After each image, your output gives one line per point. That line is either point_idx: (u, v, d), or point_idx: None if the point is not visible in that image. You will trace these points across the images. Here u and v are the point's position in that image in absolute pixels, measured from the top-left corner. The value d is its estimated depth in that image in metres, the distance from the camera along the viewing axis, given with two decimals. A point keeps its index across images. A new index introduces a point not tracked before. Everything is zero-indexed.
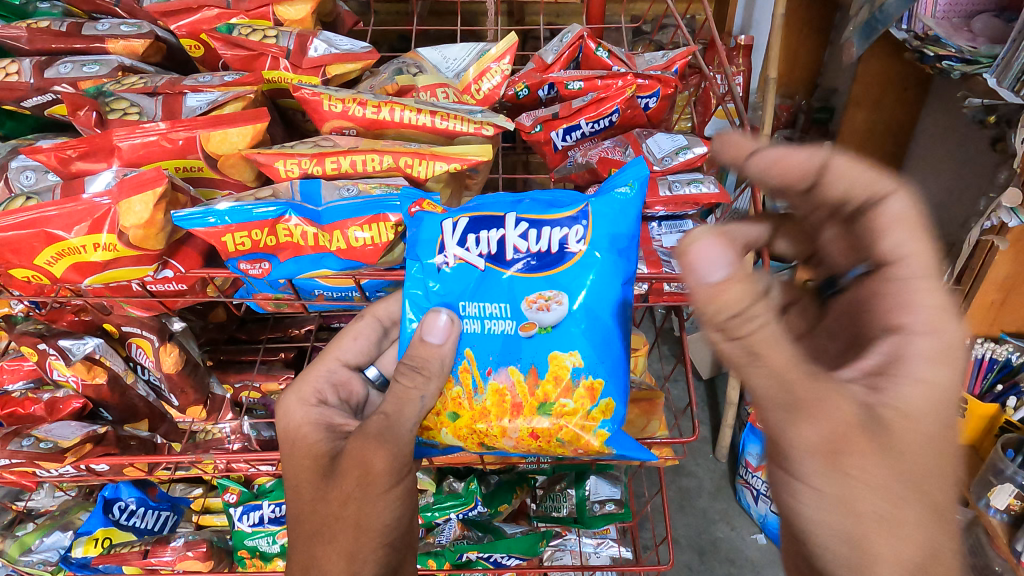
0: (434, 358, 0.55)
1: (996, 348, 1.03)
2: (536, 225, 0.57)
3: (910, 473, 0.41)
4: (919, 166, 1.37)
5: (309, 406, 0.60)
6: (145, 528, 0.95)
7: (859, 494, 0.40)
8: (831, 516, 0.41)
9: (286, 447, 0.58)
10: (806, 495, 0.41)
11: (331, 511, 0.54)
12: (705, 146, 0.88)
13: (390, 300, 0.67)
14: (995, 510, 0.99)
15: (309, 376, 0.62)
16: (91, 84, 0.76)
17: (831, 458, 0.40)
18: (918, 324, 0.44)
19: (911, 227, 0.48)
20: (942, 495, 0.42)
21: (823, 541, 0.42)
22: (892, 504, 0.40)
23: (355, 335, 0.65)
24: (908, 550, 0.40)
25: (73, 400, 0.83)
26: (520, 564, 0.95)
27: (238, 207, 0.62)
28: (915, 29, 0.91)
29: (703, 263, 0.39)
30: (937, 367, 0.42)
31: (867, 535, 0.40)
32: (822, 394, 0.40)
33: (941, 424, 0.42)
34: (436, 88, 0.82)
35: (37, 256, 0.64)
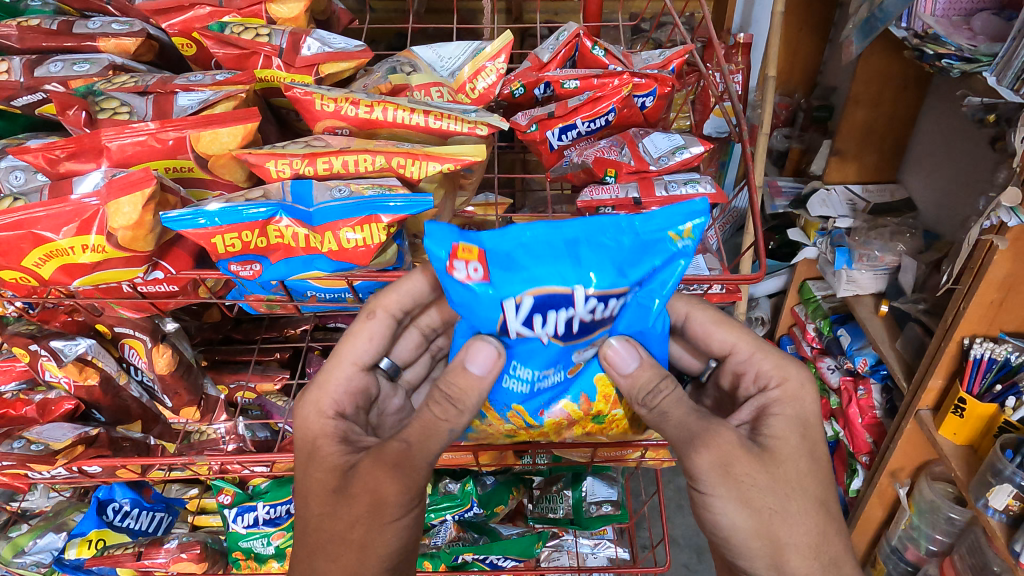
0: (471, 391, 0.52)
1: (994, 348, 0.99)
2: (606, 299, 0.51)
3: (793, 477, 0.53)
4: (919, 166, 1.36)
5: (326, 418, 0.59)
6: (138, 530, 0.93)
7: (758, 497, 0.51)
8: (745, 517, 0.51)
9: (304, 461, 0.58)
10: (722, 504, 0.51)
11: (339, 533, 0.54)
12: (702, 145, 0.87)
13: (401, 293, 0.61)
14: (994, 511, 0.99)
15: (326, 388, 0.60)
16: (81, 83, 0.76)
17: (726, 473, 0.51)
18: (769, 370, 0.60)
19: (724, 324, 0.64)
20: (822, 491, 0.54)
21: (744, 541, 0.52)
22: (783, 500, 0.52)
23: (369, 336, 0.62)
24: (804, 536, 0.52)
25: (65, 402, 0.83)
26: (516, 565, 0.93)
27: (227, 207, 0.61)
28: (915, 28, 0.90)
29: (621, 364, 0.54)
30: (791, 403, 0.57)
31: (772, 527, 0.51)
32: (706, 425, 0.53)
33: (805, 437, 0.56)
34: (430, 88, 0.80)
35: (25, 257, 0.64)
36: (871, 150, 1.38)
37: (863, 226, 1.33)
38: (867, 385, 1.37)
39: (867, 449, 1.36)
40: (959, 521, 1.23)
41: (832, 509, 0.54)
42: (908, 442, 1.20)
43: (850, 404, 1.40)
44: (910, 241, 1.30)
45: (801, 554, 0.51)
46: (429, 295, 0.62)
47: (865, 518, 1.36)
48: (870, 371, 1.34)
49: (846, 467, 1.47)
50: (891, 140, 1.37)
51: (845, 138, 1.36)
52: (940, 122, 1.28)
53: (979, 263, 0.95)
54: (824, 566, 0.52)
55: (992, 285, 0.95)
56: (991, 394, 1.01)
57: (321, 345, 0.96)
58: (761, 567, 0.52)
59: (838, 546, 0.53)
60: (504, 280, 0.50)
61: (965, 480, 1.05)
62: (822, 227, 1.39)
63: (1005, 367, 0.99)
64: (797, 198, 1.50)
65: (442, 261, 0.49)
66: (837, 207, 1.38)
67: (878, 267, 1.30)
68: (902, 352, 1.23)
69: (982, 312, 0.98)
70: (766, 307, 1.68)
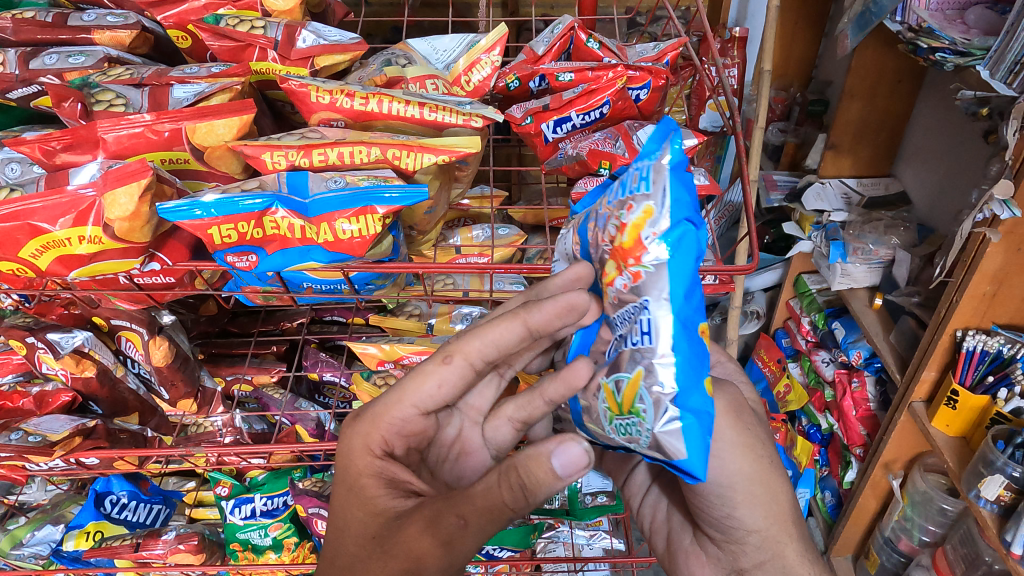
0: (545, 483, 0.46)
1: (987, 340, 1.00)
2: None
3: (768, 436, 0.59)
4: (912, 160, 1.37)
5: (375, 458, 0.53)
6: (136, 522, 0.95)
7: (757, 444, 0.55)
8: (750, 461, 0.54)
9: (344, 486, 0.53)
10: (728, 449, 0.53)
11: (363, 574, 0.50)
12: (696, 138, 0.88)
13: (486, 339, 0.53)
14: (985, 501, 0.99)
15: (379, 422, 0.53)
16: (77, 76, 0.76)
17: (738, 420, 0.54)
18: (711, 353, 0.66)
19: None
20: None
21: (745, 488, 0.54)
22: (772, 452, 0.57)
23: (440, 381, 0.54)
24: (786, 486, 0.57)
25: (62, 394, 0.83)
26: (512, 555, 0.96)
27: (223, 198, 0.62)
28: (909, 21, 0.90)
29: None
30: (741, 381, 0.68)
31: (766, 475, 0.55)
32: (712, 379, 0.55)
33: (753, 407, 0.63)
34: (425, 79, 0.81)
35: (21, 248, 0.64)
36: (865, 144, 1.39)
37: (857, 221, 1.35)
38: (861, 378, 1.38)
39: (861, 441, 1.38)
40: (952, 512, 1.25)
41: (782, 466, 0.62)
42: (901, 434, 1.21)
43: (844, 397, 1.41)
44: (904, 234, 1.31)
45: (786, 503, 0.56)
46: (513, 345, 0.54)
47: (859, 510, 1.37)
48: (864, 363, 1.36)
49: (841, 459, 1.49)
50: (885, 134, 1.38)
51: (839, 132, 1.37)
52: (932, 116, 1.29)
53: (972, 256, 0.95)
54: (796, 517, 0.58)
55: (984, 277, 0.96)
56: (984, 385, 1.02)
57: (317, 337, 0.96)
58: (756, 515, 0.55)
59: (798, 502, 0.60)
60: None
61: (957, 471, 1.05)
62: (817, 221, 1.41)
63: (997, 359, 1.01)
64: (791, 191, 1.52)
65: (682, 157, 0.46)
66: (832, 202, 1.40)
67: (872, 259, 1.30)
68: (896, 344, 1.23)
69: (974, 305, 0.99)
70: (761, 301, 1.70)
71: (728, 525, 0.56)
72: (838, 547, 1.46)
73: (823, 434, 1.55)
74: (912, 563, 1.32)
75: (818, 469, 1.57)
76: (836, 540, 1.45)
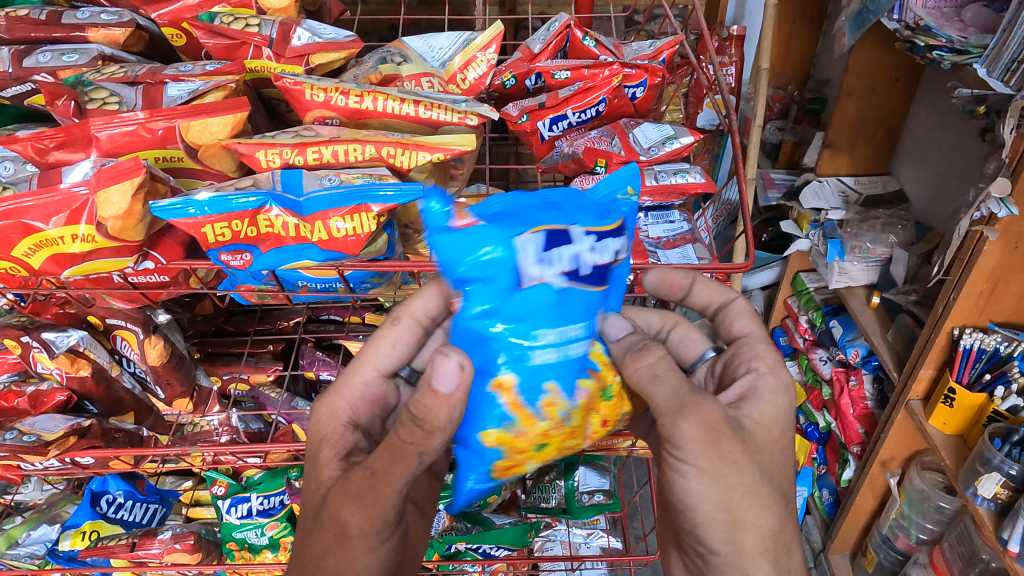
0: (441, 407, 0.46)
1: (984, 338, 1.00)
2: (606, 236, 0.50)
3: (766, 464, 0.52)
4: (910, 158, 1.37)
5: (341, 423, 0.59)
6: (133, 521, 0.94)
7: (731, 474, 0.50)
8: (716, 490, 0.50)
9: (310, 460, 0.58)
10: (694, 474, 0.50)
11: (314, 558, 0.52)
12: (692, 136, 0.88)
13: (425, 298, 0.61)
14: (982, 499, 0.99)
15: (343, 392, 0.61)
16: (70, 74, 0.75)
17: (712, 446, 0.49)
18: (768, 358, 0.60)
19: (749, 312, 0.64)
20: (787, 484, 0.54)
21: (706, 513, 0.50)
22: (756, 483, 0.51)
23: (392, 342, 0.62)
24: (765, 519, 0.51)
25: (57, 394, 0.83)
26: (509, 553, 0.95)
27: (218, 196, 0.62)
28: (906, 19, 0.90)
29: (611, 329, 0.55)
30: (780, 394, 0.56)
31: (737, 505, 0.50)
32: (697, 397, 0.50)
33: (783, 432, 0.55)
34: (421, 78, 0.80)
35: (14, 247, 0.64)
36: (862, 142, 1.39)
37: (854, 218, 1.35)
38: (859, 377, 1.38)
39: (859, 439, 1.38)
40: (949, 510, 1.25)
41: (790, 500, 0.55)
42: (898, 432, 1.21)
43: (841, 395, 1.41)
44: (901, 232, 1.31)
45: (759, 538, 0.51)
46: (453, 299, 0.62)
47: (857, 508, 1.37)
48: (862, 362, 1.36)
49: (838, 458, 1.49)
50: (883, 132, 1.38)
51: (837, 130, 1.37)
52: (930, 114, 1.29)
53: (969, 254, 0.95)
54: (778, 554, 0.52)
55: (981, 276, 0.96)
56: (981, 383, 1.02)
57: (314, 336, 0.95)
58: (716, 541, 0.51)
59: (793, 537, 0.53)
60: (502, 223, 0.48)
61: (954, 469, 1.05)
62: (814, 219, 1.41)
63: (994, 357, 1.01)
64: (789, 189, 1.52)
65: (442, 219, 0.47)
66: (829, 200, 1.40)
67: (869, 258, 1.30)
68: (894, 342, 1.23)
69: (971, 303, 0.99)
70: (758, 300, 1.70)
71: (694, 545, 0.53)
72: (835, 545, 1.46)
73: (820, 432, 1.55)
74: (909, 561, 1.32)
75: (815, 467, 1.57)
76: (833, 538, 1.45)
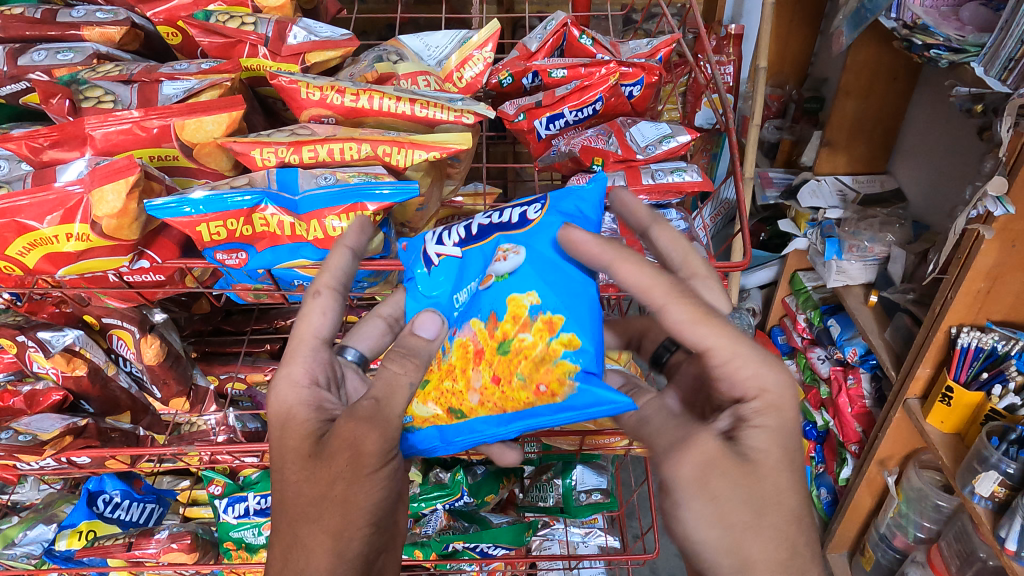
0: (424, 346, 0.53)
1: (981, 337, 1.01)
2: (503, 208, 0.60)
3: (775, 493, 0.45)
4: (908, 157, 1.37)
5: (301, 388, 0.53)
6: (129, 521, 0.94)
7: (732, 510, 0.44)
8: (714, 532, 0.45)
9: (279, 431, 0.52)
10: (691, 515, 0.46)
11: (318, 492, 0.49)
12: (688, 135, 0.88)
13: (335, 268, 0.57)
14: (980, 498, 0.98)
15: (295, 359, 0.54)
16: (65, 72, 0.75)
17: (703, 484, 0.45)
18: (753, 363, 0.48)
19: (709, 319, 0.47)
20: (804, 511, 0.46)
21: (711, 560, 0.45)
22: (756, 516, 0.44)
23: (322, 311, 0.55)
24: (774, 554, 0.44)
25: (53, 393, 0.82)
26: (506, 553, 0.93)
27: (212, 195, 0.61)
28: (904, 18, 0.90)
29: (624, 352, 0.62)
30: (787, 411, 0.47)
31: (740, 544, 0.44)
32: (692, 433, 0.48)
33: (793, 452, 0.47)
34: (418, 76, 0.80)
35: (9, 246, 0.64)
36: (860, 141, 1.39)
37: (852, 217, 1.34)
38: (857, 375, 1.38)
39: (857, 438, 1.37)
40: (947, 509, 1.24)
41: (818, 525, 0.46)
42: (897, 430, 1.21)
43: (840, 393, 1.41)
44: (899, 231, 1.31)
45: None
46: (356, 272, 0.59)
47: (854, 506, 1.37)
48: (860, 361, 1.36)
49: (835, 456, 1.50)
50: (881, 131, 1.37)
51: (834, 129, 1.37)
52: (928, 112, 1.29)
53: (966, 252, 0.95)
54: None
55: (978, 274, 0.95)
56: (978, 381, 1.02)
57: None
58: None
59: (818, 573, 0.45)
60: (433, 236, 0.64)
61: (952, 467, 1.05)
62: (811, 218, 1.42)
63: (992, 355, 1.01)
64: (786, 188, 1.51)
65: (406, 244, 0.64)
66: (828, 199, 1.39)
67: (867, 257, 1.30)
68: (891, 341, 1.23)
69: (969, 301, 0.99)
70: (756, 299, 1.71)
71: None
72: (834, 544, 1.46)
73: (819, 430, 1.57)
74: (907, 559, 1.32)
75: (815, 466, 1.58)
76: (832, 537, 1.45)
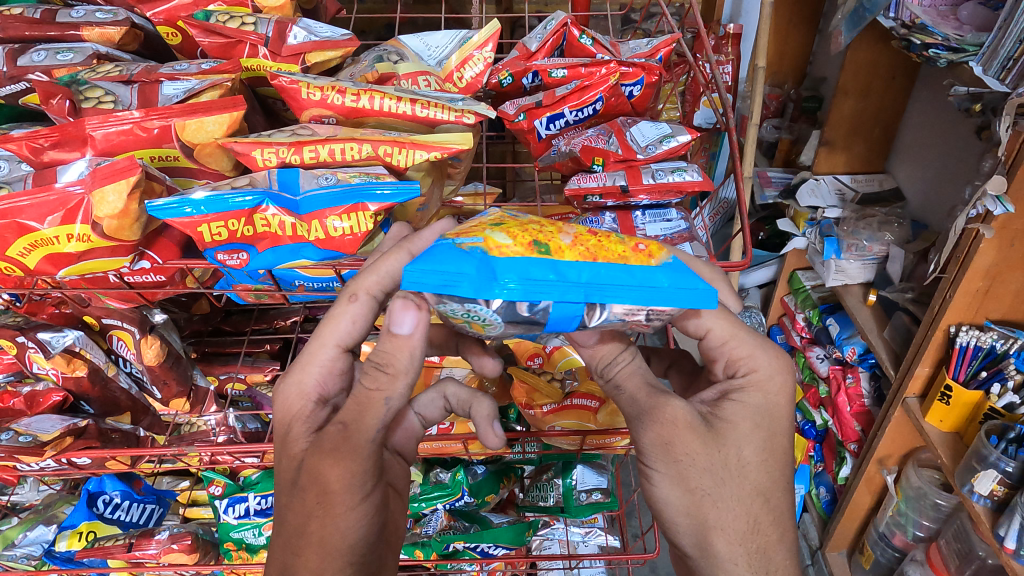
0: (402, 350, 0.51)
1: (980, 336, 1.01)
2: None
3: (738, 464, 0.49)
4: (907, 157, 1.37)
5: (308, 401, 0.55)
6: (129, 522, 0.94)
7: (697, 476, 0.48)
8: (678, 493, 0.48)
9: (280, 439, 0.55)
10: (658, 478, 0.49)
11: (297, 525, 0.50)
12: (688, 134, 0.89)
13: (381, 272, 0.56)
14: (979, 496, 0.98)
15: (308, 367, 0.56)
16: (65, 73, 0.75)
17: (670, 450, 0.49)
18: (746, 346, 0.54)
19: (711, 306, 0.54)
20: (767, 483, 0.50)
21: (672, 517, 0.49)
22: (721, 483, 0.48)
23: (352, 318, 0.56)
24: (734, 520, 0.48)
25: (53, 394, 0.82)
26: (507, 552, 0.94)
27: (214, 196, 0.61)
28: (903, 18, 0.90)
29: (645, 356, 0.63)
30: (761, 392, 0.53)
31: (704, 509, 0.48)
32: (663, 398, 0.50)
33: (761, 429, 0.51)
34: (418, 76, 0.80)
35: (9, 247, 0.64)
36: (859, 140, 1.39)
37: (851, 217, 1.34)
38: (855, 373, 1.39)
39: (856, 437, 1.37)
40: (947, 507, 1.23)
41: (779, 497, 0.51)
42: (896, 429, 1.21)
43: (839, 392, 1.42)
44: (898, 230, 1.31)
45: (733, 539, 0.48)
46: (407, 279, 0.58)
47: (853, 505, 1.37)
48: (859, 360, 1.37)
49: (835, 455, 1.50)
50: (879, 130, 1.38)
51: (834, 128, 1.37)
52: (927, 112, 1.29)
53: (965, 252, 0.96)
54: (763, 558, 0.49)
55: (977, 273, 0.96)
56: (977, 380, 1.03)
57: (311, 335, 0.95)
58: (687, 544, 0.49)
59: (774, 541, 0.49)
60: None
61: (951, 466, 1.05)
62: (811, 217, 1.42)
63: (990, 355, 1.01)
64: (786, 188, 1.52)
65: None
66: (826, 198, 1.40)
67: (866, 256, 1.31)
68: (890, 340, 1.23)
69: (968, 300, 1.00)
70: (755, 298, 1.71)
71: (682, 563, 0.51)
72: (834, 542, 1.46)
73: (817, 430, 1.57)
74: (906, 557, 1.32)
75: (814, 464, 1.59)
76: (831, 535, 1.45)
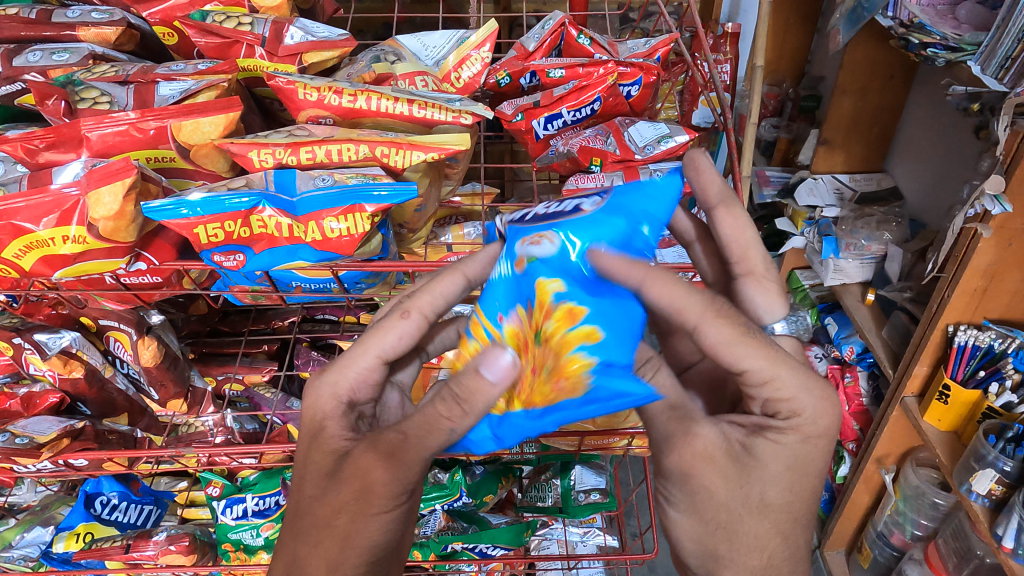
0: (480, 393, 0.46)
1: (978, 335, 1.01)
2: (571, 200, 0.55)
3: (759, 503, 0.49)
4: (906, 156, 1.37)
5: (340, 404, 0.55)
6: (127, 523, 0.94)
7: (712, 510, 0.49)
8: (691, 519, 0.51)
9: (308, 436, 0.55)
10: (676, 501, 0.51)
11: (322, 518, 0.52)
12: (687, 134, 0.89)
13: (437, 292, 0.56)
14: (977, 495, 0.98)
15: (347, 370, 0.55)
16: (60, 73, 0.74)
17: (686, 481, 0.50)
18: (788, 389, 0.48)
19: (751, 339, 0.47)
20: (789, 522, 0.50)
21: (684, 538, 0.52)
22: (736, 519, 0.49)
23: (399, 334, 0.56)
24: (748, 554, 0.50)
25: (49, 396, 0.82)
26: (505, 553, 0.93)
27: (210, 197, 0.61)
28: (901, 17, 0.90)
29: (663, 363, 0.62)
30: (802, 435, 0.49)
31: (715, 538, 0.50)
32: (689, 429, 0.50)
33: (793, 472, 0.49)
34: (415, 76, 0.79)
35: (4, 249, 0.63)
36: (858, 139, 1.39)
37: (850, 216, 1.34)
38: (854, 373, 1.38)
39: (855, 437, 1.38)
40: (944, 506, 1.24)
41: (799, 534, 0.51)
42: (894, 428, 1.21)
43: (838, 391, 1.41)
44: (896, 229, 1.31)
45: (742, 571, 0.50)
46: (457, 299, 0.57)
47: (852, 505, 1.37)
48: (857, 359, 1.37)
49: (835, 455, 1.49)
50: (878, 129, 1.38)
51: (832, 127, 1.37)
52: (926, 110, 1.28)
53: (963, 251, 0.95)
54: None
55: (975, 273, 0.96)
56: (975, 379, 1.02)
57: (309, 336, 0.95)
58: (693, 560, 0.52)
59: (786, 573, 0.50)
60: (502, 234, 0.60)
61: (949, 466, 1.05)
62: (809, 216, 1.42)
63: (989, 354, 1.00)
64: (785, 186, 1.52)
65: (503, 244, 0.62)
66: (825, 197, 1.39)
67: (864, 255, 1.31)
68: (889, 340, 1.23)
69: (966, 300, 1.00)
70: None
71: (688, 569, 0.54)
72: (833, 541, 1.46)
73: None
74: (905, 556, 1.33)
75: None
76: (830, 534, 1.45)
